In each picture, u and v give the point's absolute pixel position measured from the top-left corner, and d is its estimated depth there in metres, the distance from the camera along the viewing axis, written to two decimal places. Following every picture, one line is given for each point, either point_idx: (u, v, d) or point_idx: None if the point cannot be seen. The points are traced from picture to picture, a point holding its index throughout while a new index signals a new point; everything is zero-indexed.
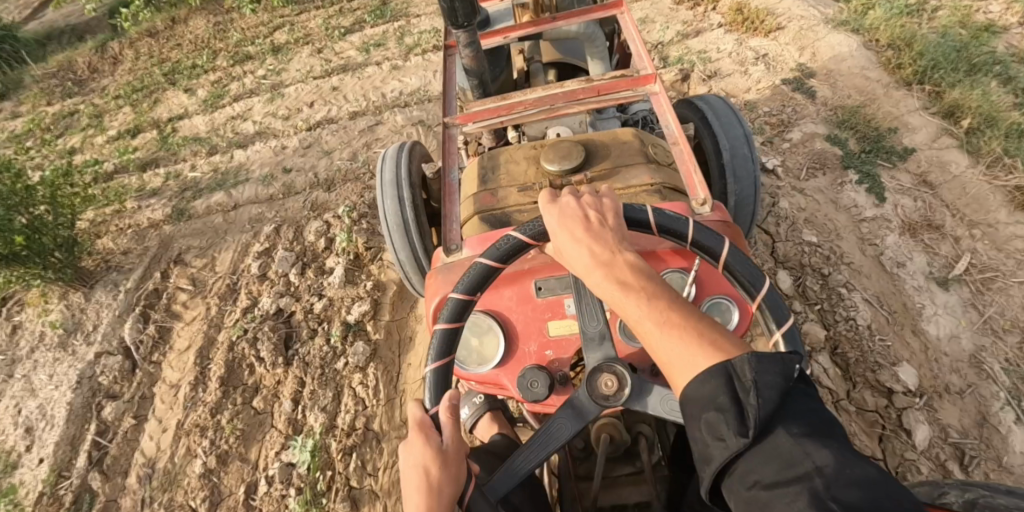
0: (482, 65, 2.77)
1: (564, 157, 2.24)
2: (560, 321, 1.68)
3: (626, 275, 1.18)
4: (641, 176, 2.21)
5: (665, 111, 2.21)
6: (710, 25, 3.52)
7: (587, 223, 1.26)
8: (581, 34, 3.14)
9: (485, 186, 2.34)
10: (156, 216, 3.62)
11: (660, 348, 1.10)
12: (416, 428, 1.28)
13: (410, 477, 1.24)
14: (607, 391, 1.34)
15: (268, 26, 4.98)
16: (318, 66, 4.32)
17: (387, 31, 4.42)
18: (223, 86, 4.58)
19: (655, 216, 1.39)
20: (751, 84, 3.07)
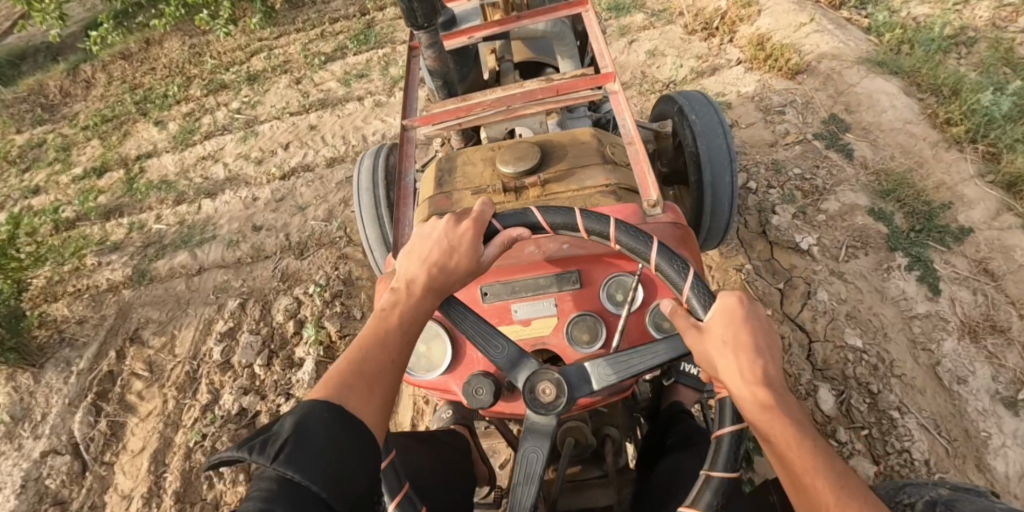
0: (445, 66, 2.79)
1: (520, 158, 2.20)
2: (508, 324, 1.67)
3: (793, 421, 1.02)
4: (596, 177, 2.18)
5: (623, 110, 2.21)
6: (726, 62, 3.17)
7: (749, 342, 1.08)
8: (545, 32, 3.11)
9: (442, 189, 2.29)
10: (115, 277, 3.29)
11: (823, 509, 0.94)
12: (479, 218, 1.36)
13: (429, 249, 1.34)
14: (544, 399, 1.30)
15: (245, 50, 4.63)
16: (296, 100, 3.96)
17: (370, 60, 4.06)
18: (195, 120, 4.23)
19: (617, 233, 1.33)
20: (777, 138, 2.71)
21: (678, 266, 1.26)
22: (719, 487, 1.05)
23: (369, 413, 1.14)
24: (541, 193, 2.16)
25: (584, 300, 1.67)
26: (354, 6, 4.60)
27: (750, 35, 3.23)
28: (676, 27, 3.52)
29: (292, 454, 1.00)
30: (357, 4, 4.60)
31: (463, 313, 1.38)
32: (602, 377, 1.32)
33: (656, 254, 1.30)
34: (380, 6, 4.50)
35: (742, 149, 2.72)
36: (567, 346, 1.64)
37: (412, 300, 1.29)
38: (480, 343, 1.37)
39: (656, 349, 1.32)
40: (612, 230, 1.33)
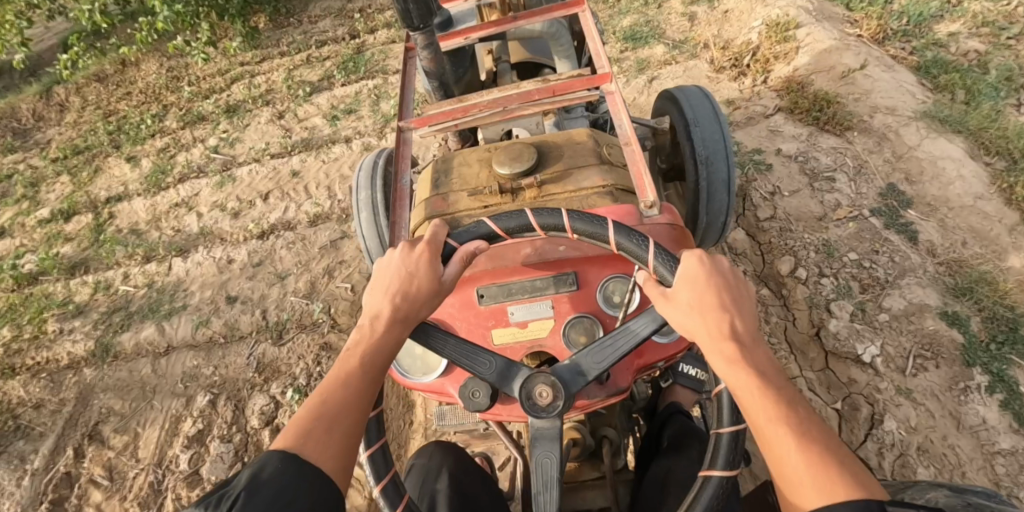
0: (442, 67, 2.59)
1: (517, 159, 2.12)
2: (503, 328, 1.61)
3: (758, 373, 1.09)
4: (592, 178, 2.11)
5: (620, 109, 2.12)
6: (759, 108, 2.80)
7: (721, 300, 1.17)
8: (542, 31, 2.91)
9: (439, 190, 2.22)
10: (77, 352, 2.95)
11: (787, 456, 1.01)
12: (426, 243, 1.33)
13: (389, 280, 1.30)
14: (542, 402, 1.28)
15: (225, 76, 4.26)
16: (278, 138, 3.59)
17: (359, 91, 3.69)
18: (170, 158, 3.87)
19: (570, 221, 1.35)
20: (827, 211, 2.36)
21: (638, 240, 1.30)
22: (729, 444, 1.17)
23: (330, 456, 1.12)
24: (537, 194, 2.09)
25: (580, 302, 1.61)
26: (343, 28, 4.23)
27: (787, 77, 2.87)
28: (700, 64, 3.17)
29: (247, 506, 0.99)
30: (346, 25, 4.24)
31: (444, 337, 1.38)
32: (590, 367, 1.32)
33: (613, 233, 1.32)
34: (371, 29, 4.13)
35: (787, 223, 2.36)
36: (563, 347, 1.58)
37: (376, 336, 1.25)
38: (463, 360, 1.36)
39: (639, 331, 1.32)
40: (566, 219, 1.35)
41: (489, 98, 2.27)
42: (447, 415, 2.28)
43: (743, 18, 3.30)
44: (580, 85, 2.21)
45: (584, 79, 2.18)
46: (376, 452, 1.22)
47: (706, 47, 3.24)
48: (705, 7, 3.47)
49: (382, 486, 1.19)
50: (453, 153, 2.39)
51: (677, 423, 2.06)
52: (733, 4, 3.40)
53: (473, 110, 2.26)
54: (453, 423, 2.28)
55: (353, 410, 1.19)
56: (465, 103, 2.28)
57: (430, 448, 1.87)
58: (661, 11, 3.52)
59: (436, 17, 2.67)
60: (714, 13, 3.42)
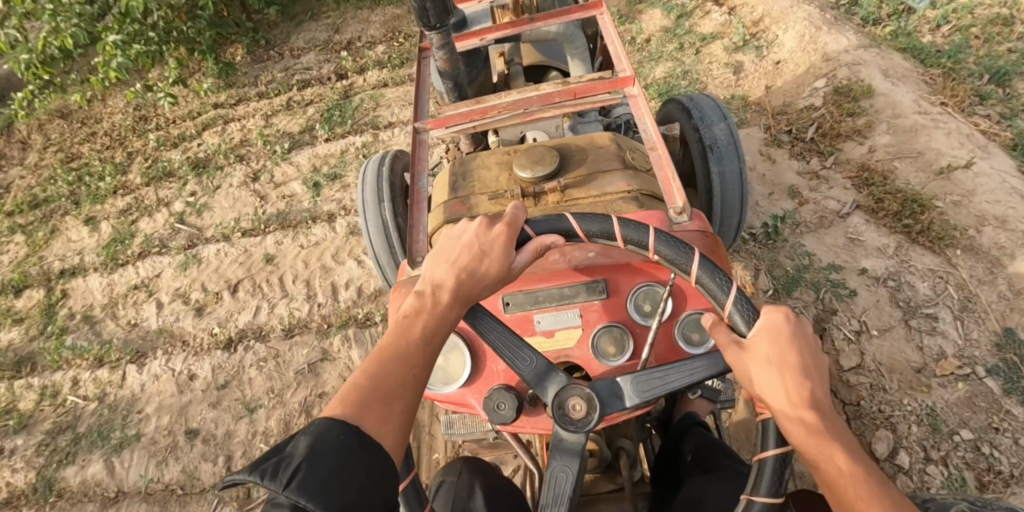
0: (458, 67, 2.36)
1: (539, 163, 1.96)
2: (530, 336, 1.51)
3: (843, 445, 0.95)
4: (618, 182, 1.95)
5: (643, 113, 2.06)
6: (829, 202, 2.31)
7: (796, 359, 1.01)
8: (559, 34, 2.78)
9: (457, 192, 2.07)
10: (15, 484, 2.51)
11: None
12: (507, 221, 1.23)
13: (458, 250, 1.20)
14: (574, 416, 1.18)
15: (197, 121, 3.76)
16: (250, 208, 3.08)
17: (345, 150, 3.18)
18: (130, 224, 3.37)
19: (655, 241, 1.23)
20: (928, 361, 1.90)
21: (722, 280, 1.16)
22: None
23: (392, 434, 1.04)
24: (559, 198, 1.94)
25: (611, 311, 1.51)
26: (329, 66, 3.72)
27: (861, 164, 2.37)
28: (757, 134, 2.63)
29: (305, 483, 0.90)
30: (332, 63, 3.73)
31: (490, 322, 1.25)
32: (635, 394, 1.20)
33: (697, 265, 1.19)
34: (360, 69, 3.62)
35: (877, 374, 1.90)
36: (591, 358, 1.48)
37: (436, 311, 1.16)
38: (505, 354, 1.24)
39: (693, 370, 1.19)
40: (650, 239, 1.23)
41: (509, 99, 2.20)
42: (455, 424, 2.04)
43: (800, 75, 2.80)
44: (601, 89, 2.16)
45: (604, 82, 2.12)
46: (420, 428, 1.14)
47: (759, 110, 2.71)
48: (751, 55, 2.97)
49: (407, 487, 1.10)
50: (473, 156, 2.21)
51: (699, 438, 1.73)
52: (784, 55, 2.90)
53: (493, 112, 2.18)
54: (463, 433, 2.04)
55: (412, 387, 1.10)
56: (484, 104, 2.20)
57: (457, 464, 1.60)
58: (698, 59, 3.03)
59: (452, 18, 2.59)
60: (763, 65, 2.92)
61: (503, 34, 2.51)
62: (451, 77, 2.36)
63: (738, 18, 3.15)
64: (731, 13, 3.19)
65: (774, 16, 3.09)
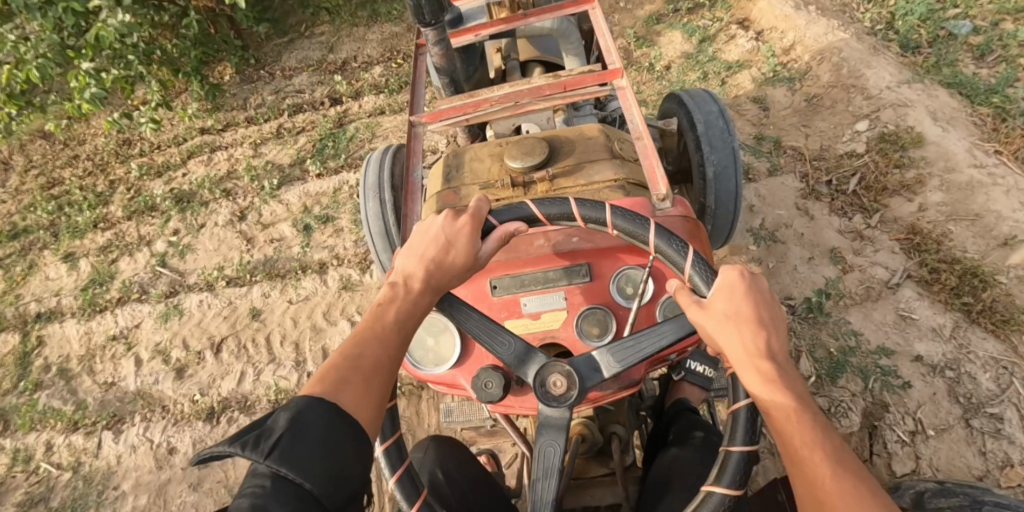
0: (455, 63, 2.49)
1: (529, 153, 2.01)
2: (517, 319, 1.56)
3: (797, 395, 1.00)
4: (603, 170, 2.01)
5: (630, 103, 2.03)
6: (876, 268, 2.09)
7: (753, 316, 1.07)
8: (552, 30, 2.69)
9: (451, 181, 2.10)
10: None
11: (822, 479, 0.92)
12: (469, 214, 1.30)
13: (424, 245, 1.27)
14: (555, 392, 1.27)
15: (182, 147, 3.53)
16: (235, 252, 2.84)
17: (339, 188, 2.92)
18: (110, 264, 3.15)
19: (613, 216, 1.32)
20: (991, 470, 1.71)
21: (678, 246, 1.26)
22: (739, 463, 1.03)
23: (366, 408, 1.08)
24: (547, 186, 1.97)
25: (595, 293, 1.55)
26: (322, 90, 3.47)
27: (912, 226, 2.15)
28: (794, 182, 2.38)
29: (287, 451, 0.94)
30: (325, 85, 3.49)
31: (467, 312, 1.34)
32: (611, 365, 1.28)
33: (655, 236, 1.29)
34: (355, 94, 3.38)
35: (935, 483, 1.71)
36: (577, 340, 1.53)
37: (410, 296, 1.23)
38: (484, 336, 1.33)
39: (661, 334, 1.28)
40: (609, 215, 1.32)
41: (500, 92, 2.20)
42: (453, 409, 2.20)
43: (838, 114, 2.55)
44: (589, 81, 2.14)
45: (594, 75, 2.09)
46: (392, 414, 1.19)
47: (794, 155, 2.47)
48: (782, 88, 2.72)
49: (399, 477, 1.13)
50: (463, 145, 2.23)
51: (685, 417, 1.85)
52: (819, 89, 2.66)
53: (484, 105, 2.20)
54: (460, 419, 2.18)
55: (385, 368, 1.15)
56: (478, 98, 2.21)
57: (425, 442, 1.60)
58: (723, 91, 2.79)
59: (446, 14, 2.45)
60: (794, 99, 2.67)
61: (498, 29, 2.39)
62: (448, 74, 2.50)
63: (767, 47, 2.91)
64: (760, 41, 2.94)
65: (807, 45, 2.83)
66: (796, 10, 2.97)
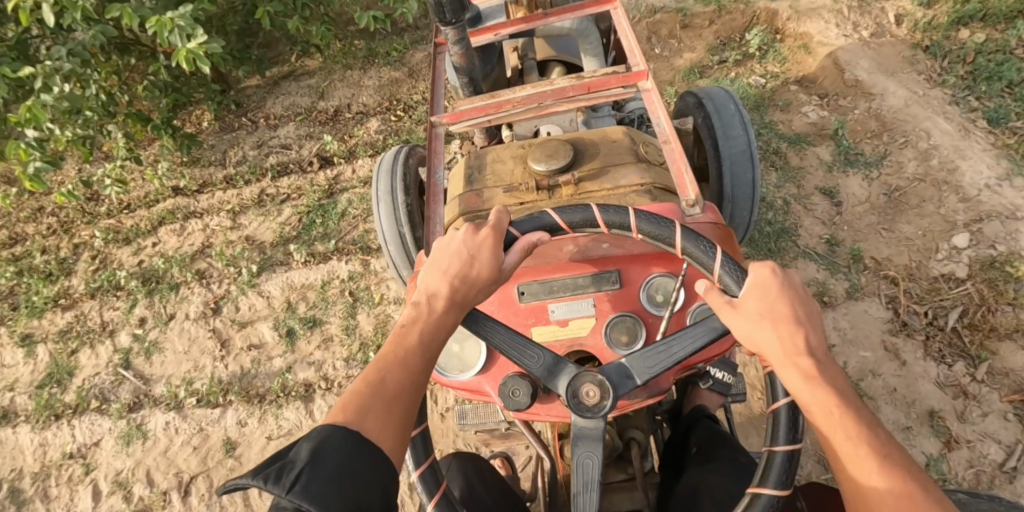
0: (473, 61, 2.19)
1: (553, 156, 1.86)
2: (544, 326, 1.40)
3: (838, 395, 0.91)
4: (629, 174, 1.83)
5: (658, 106, 1.88)
6: (988, 444, 1.74)
7: (788, 310, 0.97)
8: (570, 30, 2.42)
9: (472, 185, 1.95)
10: None
11: (873, 490, 0.83)
12: (490, 225, 1.12)
13: (447, 258, 1.11)
14: (588, 403, 1.10)
15: (153, 209, 3.09)
16: (207, 359, 2.43)
17: (328, 281, 2.48)
18: (68, 356, 2.74)
19: (637, 220, 1.15)
20: None
21: (705, 243, 1.12)
22: (784, 464, 0.95)
23: (392, 436, 0.95)
24: (573, 191, 1.82)
25: (623, 300, 1.39)
26: (311, 146, 3.03)
27: None
28: (879, 311, 1.98)
29: (310, 485, 0.82)
30: (315, 140, 3.05)
31: (491, 325, 1.16)
32: (644, 370, 1.12)
33: (680, 235, 1.13)
34: (348, 154, 2.93)
35: None
36: (605, 347, 1.36)
37: (434, 318, 1.07)
38: (510, 350, 1.15)
39: (697, 335, 1.12)
40: (632, 218, 1.15)
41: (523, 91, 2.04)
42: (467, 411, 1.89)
43: (928, 219, 2.13)
44: (611, 83, 1.95)
45: (619, 75, 1.91)
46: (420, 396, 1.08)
47: (877, 271, 2.06)
48: (857, 176, 2.29)
49: (424, 474, 1.02)
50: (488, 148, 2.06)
51: (705, 429, 1.67)
52: (903, 183, 2.22)
53: (506, 108, 1.99)
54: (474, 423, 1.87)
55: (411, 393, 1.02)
56: (499, 98, 2.02)
57: (447, 461, 1.47)
58: (785, 176, 2.34)
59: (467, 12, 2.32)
60: (871, 192, 2.24)
61: (519, 27, 2.19)
62: (465, 74, 2.22)
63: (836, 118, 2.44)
64: (825, 111, 2.48)
65: (884, 120, 2.37)
66: (870, 75, 2.51)
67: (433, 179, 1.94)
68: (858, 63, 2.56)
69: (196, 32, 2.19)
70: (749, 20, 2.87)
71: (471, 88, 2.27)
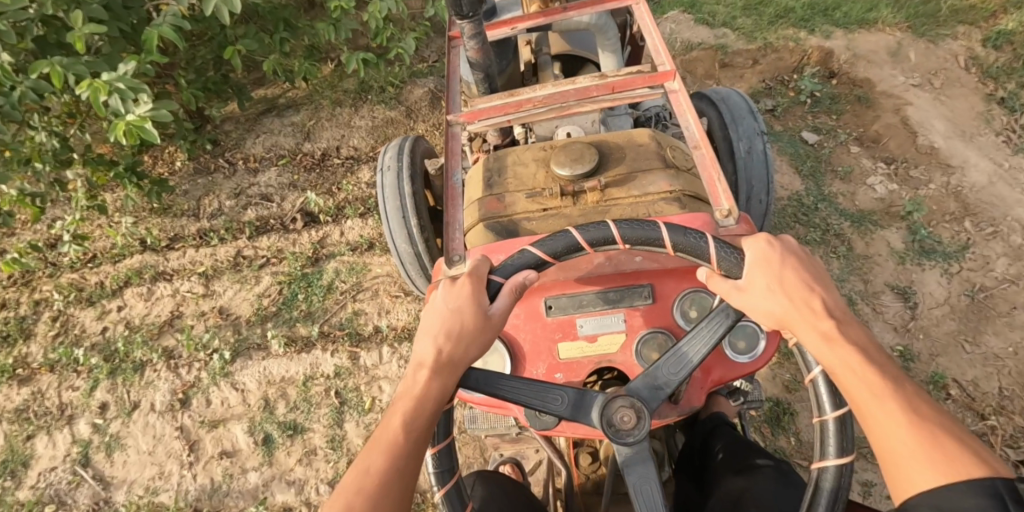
0: (491, 58, 1.65)
1: (578, 159, 1.36)
2: (570, 342, 1.14)
3: (861, 350, 0.82)
4: (659, 180, 1.35)
5: (685, 109, 1.41)
6: None
7: (796, 271, 0.90)
8: (591, 26, 1.85)
9: (490, 188, 1.42)
10: None
11: (900, 444, 0.75)
12: (465, 274, 0.96)
13: (429, 319, 0.94)
14: (625, 428, 0.90)
15: (117, 265, 2.59)
16: (174, 465, 2.14)
17: (313, 380, 2.23)
18: (22, 442, 2.26)
19: (618, 230, 0.96)
20: None
21: (694, 232, 0.95)
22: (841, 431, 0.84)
23: None
24: (599, 199, 1.34)
25: (658, 317, 1.13)
26: (294, 199, 2.67)
27: None
28: None
29: None
30: (297, 188, 2.70)
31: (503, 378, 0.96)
32: (671, 378, 0.93)
33: (667, 232, 0.95)
34: (335, 212, 2.60)
35: None
36: (635, 365, 1.11)
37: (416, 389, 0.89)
38: (529, 400, 0.94)
39: (710, 338, 0.93)
40: (614, 230, 0.96)
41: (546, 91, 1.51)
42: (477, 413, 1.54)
43: (1020, 333, 1.90)
44: (641, 82, 1.47)
45: (645, 76, 1.46)
46: (441, 451, 0.89)
47: (963, 403, 1.79)
48: (935, 270, 2.03)
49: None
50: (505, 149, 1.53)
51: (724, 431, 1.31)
52: (989, 283, 2.00)
53: (529, 105, 1.50)
54: (485, 428, 1.52)
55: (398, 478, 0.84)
56: (519, 93, 1.53)
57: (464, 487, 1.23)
58: (849, 266, 2.05)
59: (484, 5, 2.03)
60: (953, 290, 1.99)
61: (543, 19, 1.71)
62: (481, 70, 1.66)
63: (909, 196, 2.21)
64: (895, 183, 2.25)
65: (965, 202, 2.18)
66: (947, 141, 2.33)
67: (448, 179, 1.38)
68: (933, 125, 2.38)
69: (140, 96, 1.81)
70: (799, 58, 2.62)
71: (489, 88, 1.71)
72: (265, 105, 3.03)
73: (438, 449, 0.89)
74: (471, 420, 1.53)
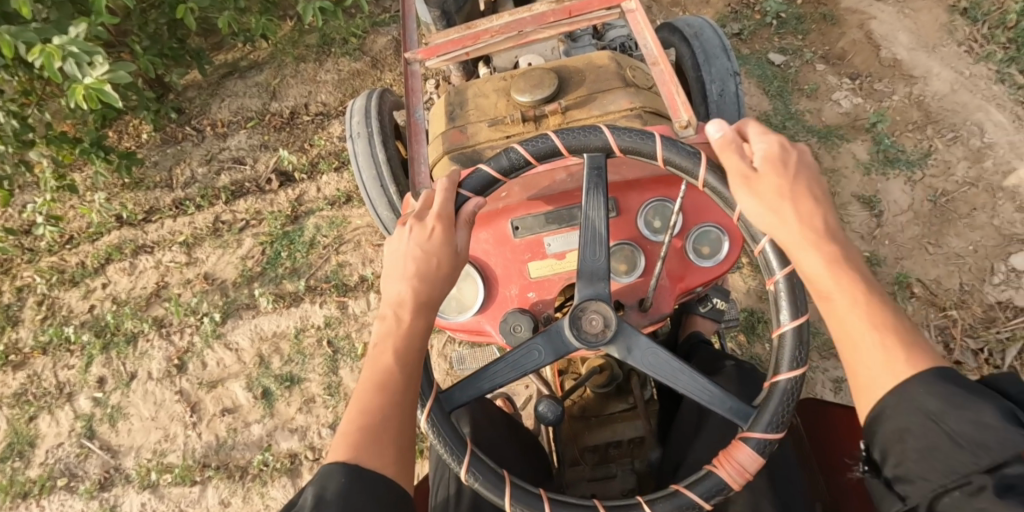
0: None
1: (537, 85, 1.38)
2: (540, 261, 1.18)
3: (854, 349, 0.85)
4: (619, 98, 1.38)
5: (643, 27, 1.42)
6: None
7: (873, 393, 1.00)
8: None
9: (453, 121, 1.44)
10: None
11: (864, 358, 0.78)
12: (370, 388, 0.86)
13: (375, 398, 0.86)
14: (586, 329, 0.97)
15: (96, 243, 2.57)
16: (178, 427, 2.20)
17: (305, 332, 2.28)
18: (26, 423, 2.29)
19: (705, 172, 0.97)
20: None
21: (800, 358, 0.91)
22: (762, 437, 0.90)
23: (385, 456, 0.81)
24: (561, 122, 1.36)
25: (622, 229, 1.17)
26: (267, 159, 2.65)
27: None
28: None
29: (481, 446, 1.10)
30: (268, 148, 2.68)
31: (598, 201, 1.01)
32: (638, 357, 0.98)
33: (800, 324, 0.92)
34: (309, 169, 2.60)
35: None
36: None
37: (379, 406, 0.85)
38: (589, 230, 1.00)
39: (685, 390, 0.96)
40: (701, 168, 0.97)
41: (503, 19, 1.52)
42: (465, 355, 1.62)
43: (979, 232, 1.99)
44: (598, 4, 1.47)
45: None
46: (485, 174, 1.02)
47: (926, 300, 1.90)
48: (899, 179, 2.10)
49: None
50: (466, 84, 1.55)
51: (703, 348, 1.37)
52: (950, 187, 2.07)
53: (486, 37, 1.50)
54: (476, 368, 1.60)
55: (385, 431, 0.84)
56: (475, 26, 1.52)
57: None
58: None
59: None
60: (916, 196, 2.07)
61: None
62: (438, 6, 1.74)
63: (873, 108, 2.26)
64: (859, 97, 2.30)
65: (927, 110, 2.23)
66: (907, 54, 2.36)
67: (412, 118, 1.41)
68: (896, 38, 2.41)
69: (96, 59, 1.78)
70: None
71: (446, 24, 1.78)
72: (227, 68, 2.96)
73: (521, 152, 1.01)
74: (459, 361, 1.62)
